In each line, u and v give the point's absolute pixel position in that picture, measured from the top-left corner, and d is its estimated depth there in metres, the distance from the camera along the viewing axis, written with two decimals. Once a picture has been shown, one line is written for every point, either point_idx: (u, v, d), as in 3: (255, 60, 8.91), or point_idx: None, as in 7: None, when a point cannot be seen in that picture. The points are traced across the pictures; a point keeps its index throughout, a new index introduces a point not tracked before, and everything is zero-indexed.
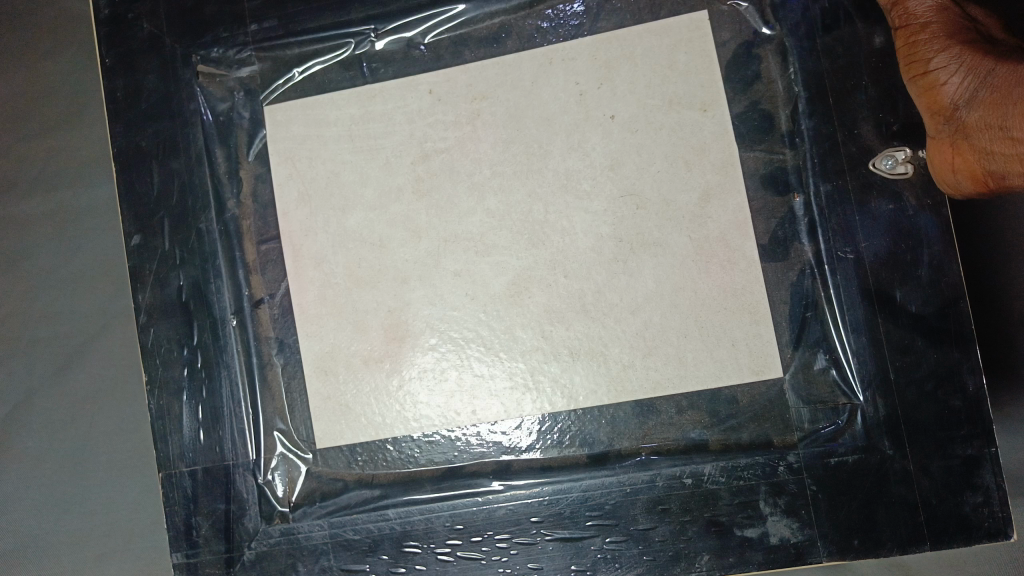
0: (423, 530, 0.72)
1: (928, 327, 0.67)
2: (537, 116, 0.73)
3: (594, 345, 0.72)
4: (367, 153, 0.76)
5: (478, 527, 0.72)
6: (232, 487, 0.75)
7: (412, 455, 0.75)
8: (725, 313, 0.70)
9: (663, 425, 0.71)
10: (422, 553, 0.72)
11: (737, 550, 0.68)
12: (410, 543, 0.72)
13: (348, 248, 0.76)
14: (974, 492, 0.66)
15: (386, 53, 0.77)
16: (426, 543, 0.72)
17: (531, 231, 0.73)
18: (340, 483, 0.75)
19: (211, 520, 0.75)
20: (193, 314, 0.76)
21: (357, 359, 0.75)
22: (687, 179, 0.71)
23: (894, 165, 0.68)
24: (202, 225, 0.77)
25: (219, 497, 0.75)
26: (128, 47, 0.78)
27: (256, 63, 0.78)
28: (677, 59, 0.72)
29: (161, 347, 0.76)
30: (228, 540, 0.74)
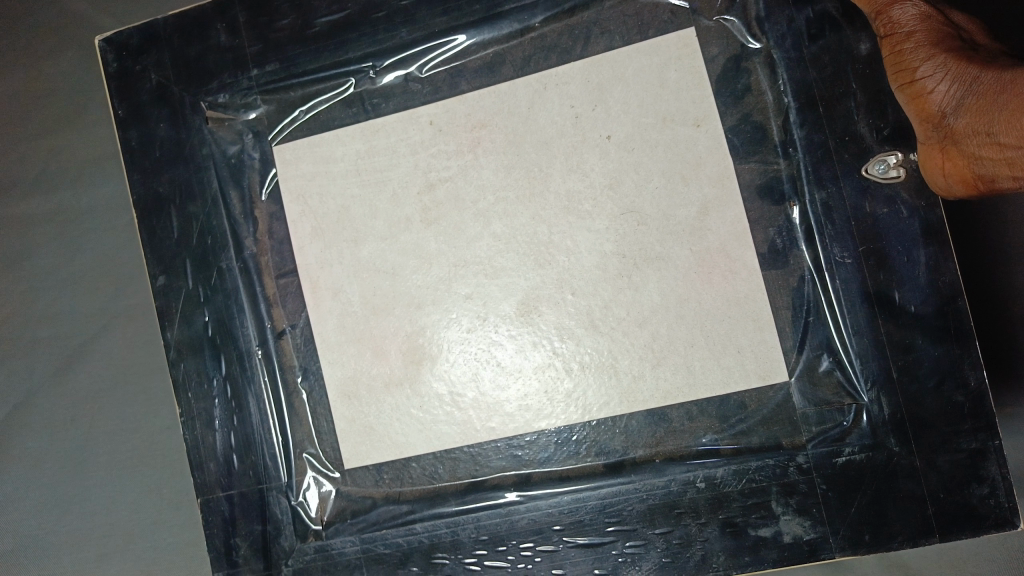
0: (451, 542, 0.76)
1: (928, 325, 0.69)
2: (535, 141, 0.76)
3: (604, 359, 0.75)
4: (375, 186, 0.79)
5: (502, 537, 0.75)
6: (268, 509, 0.80)
7: (436, 472, 0.78)
8: (730, 321, 0.72)
9: (674, 432, 0.74)
10: (451, 564, 0.76)
11: (752, 549, 0.71)
12: (439, 554, 0.76)
13: (363, 278, 0.79)
14: (981, 483, 0.68)
15: (386, 88, 0.79)
16: (454, 554, 0.76)
17: (537, 252, 0.76)
18: (368, 501, 0.79)
19: (250, 541, 0.79)
20: (220, 349, 0.80)
21: (379, 383, 0.78)
22: (685, 194, 0.73)
23: (887, 169, 0.69)
24: (223, 264, 0.80)
25: (256, 520, 0.79)
26: (138, 99, 0.81)
27: (261, 105, 0.81)
28: (668, 77, 0.74)
29: (191, 381, 0.80)
30: (267, 559, 0.79)
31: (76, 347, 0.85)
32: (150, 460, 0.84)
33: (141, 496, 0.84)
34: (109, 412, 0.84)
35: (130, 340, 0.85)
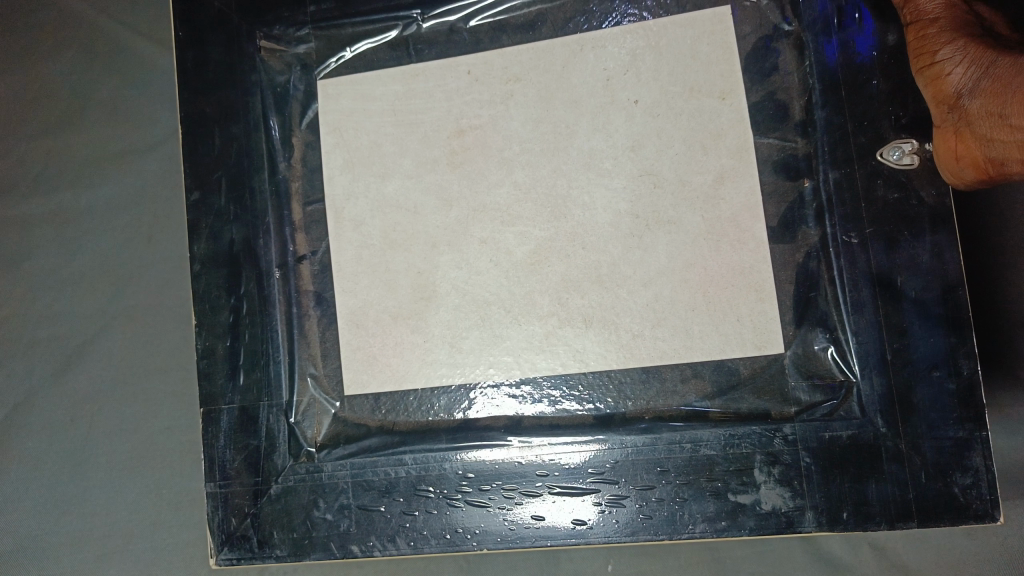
0: (436, 476, 0.77)
1: (926, 311, 0.69)
2: (565, 99, 0.79)
3: (606, 314, 0.77)
4: (407, 126, 0.82)
5: (488, 477, 0.76)
6: (266, 426, 0.82)
7: (432, 407, 0.81)
8: (733, 289, 0.74)
9: (665, 392, 0.76)
10: (434, 497, 0.77)
11: (731, 515, 0.71)
12: (423, 486, 0.77)
13: (385, 213, 0.82)
14: (964, 474, 0.68)
15: (430, 36, 0.83)
16: (438, 488, 0.77)
17: (553, 204, 0.78)
18: (363, 428, 0.82)
19: (243, 455, 0.81)
20: (242, 266, 0.83)
21: (387, 314, 0.81)
22: (703, 162, 0.75)
23: (901, 156, 0.70)
24: (255, 186, 0.84)
25: (252, 435, 0.82)
26: (198, 21, 0.84)
27: (312, 40, 0.85)
28: (699, 50, 0.76)
29: (210, 294, 0.83)
30: (258, 473, 0.81)
31: (76, 346, 0.93)
32: (147, 456, 0.90)
33: (141, 495, 0.90)
34: (107, 409, 0.91)
35: (130, 338, 0.93)
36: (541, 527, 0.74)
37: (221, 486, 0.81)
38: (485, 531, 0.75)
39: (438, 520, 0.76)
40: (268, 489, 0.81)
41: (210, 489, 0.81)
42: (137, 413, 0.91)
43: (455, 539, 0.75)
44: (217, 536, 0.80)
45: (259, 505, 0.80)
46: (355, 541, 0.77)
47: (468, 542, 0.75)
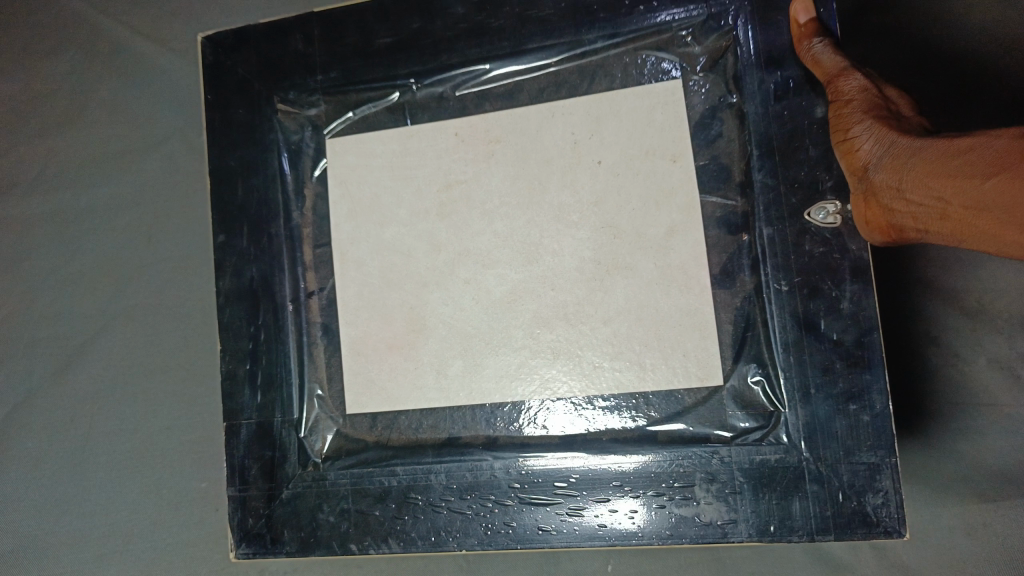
0: (424, 486, 0.89)
1: (845, 352, 0.80)
2: (539, 158, 0.90)
3: (571, 348, 0.88)
4: (402, 180, 0.94)
5: (466, 487, 0.88)
6: (279, 440, 0.95)
7: (420, 425, 0.93)
8: (680, 328, 0.85)
9: (620, 416, 0.88)
10: (422, 504, 0.89)
11: (674, 525, 0.82)
12: (413, 495, 0.89)
13: (383, 255, 0.94)
14: (876, 494, 0.78)
15: (424, 101, 0.96)
16: (425, 497, 0.89)
17: (527, 250, 0.89)
18: (362, 443, 0.95)
19: (261, 464, 0.94)
20: (260, 300, 0.96)
21: (383, 344, 0.93)
22: (656, 217, 0.86)
23: (826, 216, 0.80)
24: (272, 231, 0.97)
25: (267, 447, 0.95)
26: (225, 86, 0.98)
27: (322, 104, 0.98)
28: (654, 117, 0.87)
29: (233, 323, 0.96)
30: (271, 480, 0.94)
31: (77, 350, 1.09)
32: (145, 458, 1.06)
33: (141, 495, 1.06)
34: (108, 412, 1.08)
35: (129, 346, 1.09)
36: (509, 532, 0.86)
37: (241, 490, 0.94)
38: (462, 534, 0.87)
39: (423, 524, 0.88)
40: (280, 494, 0.93)
41: (234, 493, 0.94)
42: (135, 418, 1.07)
43: (437, 540, 0.88)
44: (239, 532, 0.93)
45: (271, 508, 0.93)
46: (355, 539, 0.90)
47: (449, 543, 0.87)
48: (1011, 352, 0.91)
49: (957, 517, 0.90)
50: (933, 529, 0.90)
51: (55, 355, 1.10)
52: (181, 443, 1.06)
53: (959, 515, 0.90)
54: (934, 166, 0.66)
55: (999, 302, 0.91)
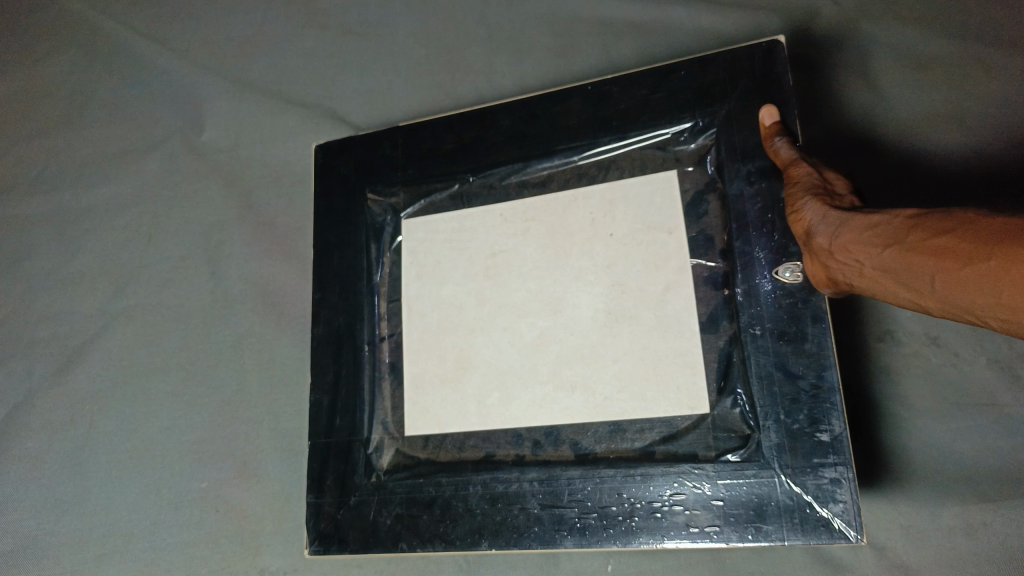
0: (462, 495, 1.08)
1: (807, 383, 0.94)
2: (564, 231, 1.14)
3: (586, 382, 1.08)
4: (458, 250, 1.19)
5: (498, 495, 1.07)
6: (350, 455, 1.17)
7: (463, 446, 1.13)
8: (674, 364, 1.04)
9: (625, 438, 1.06)
10: (462, 510, 1.08)
11: (666, 528, 0.97)
12: (454, 502, 1.08)
13: (440, 308, 1.18)
14: (835, 503, 0.90)
15: (478, 190, 1.22)
16: (464, 504, 1.08)
17: (554, 305, 1.11)
18: (417, 458, 1.16)
19: (334, 476, 1.16)
20: (342, 342, 1.21)
21: (437, 378, 1.16)
22: (656, 276, 1.07)
23: (791, 274, 0.97)
24: (355, 288, 1.22)
25: (339, 461, 1.17)
26: (329, 182, 1.27)
27: (398, 192, 1.25)
28: (656, 201, 1.10)
29: (321, 361, 1.21)
30: (342, 488, 1.15)
31: (77, 356, 1.45)
32: (139, 453, 1.36)
33: (145, 494, 1.34)
34: (111, 414, 1.40)
35: (129, 355, 1.43)
36: (533, 533, 1.03)
37: (318, 497, 1.16)
38: (494, 534, 1.05)
39: (461, 526, 1.07)
40: (348, 500, 1.14)
41: (309, 501, 1.16)
42: (133, 419, 1.39)
43: (473, 540, 1.05)
44: (313, 533, 1.15)
45: (341, 510, 1.14)
46: (404, 539, 1.09)
47: (482, 542, 1.05)
48: (1011, 353, 1.03)
49: (955, 514, 1.01)
50: (933, 526, 1.02)
51: (56, 359, 1.46)
52: (179, 446, 1.35)
53: (956, 515, 1.01)
54: (854, 234, 0.81)
55: None
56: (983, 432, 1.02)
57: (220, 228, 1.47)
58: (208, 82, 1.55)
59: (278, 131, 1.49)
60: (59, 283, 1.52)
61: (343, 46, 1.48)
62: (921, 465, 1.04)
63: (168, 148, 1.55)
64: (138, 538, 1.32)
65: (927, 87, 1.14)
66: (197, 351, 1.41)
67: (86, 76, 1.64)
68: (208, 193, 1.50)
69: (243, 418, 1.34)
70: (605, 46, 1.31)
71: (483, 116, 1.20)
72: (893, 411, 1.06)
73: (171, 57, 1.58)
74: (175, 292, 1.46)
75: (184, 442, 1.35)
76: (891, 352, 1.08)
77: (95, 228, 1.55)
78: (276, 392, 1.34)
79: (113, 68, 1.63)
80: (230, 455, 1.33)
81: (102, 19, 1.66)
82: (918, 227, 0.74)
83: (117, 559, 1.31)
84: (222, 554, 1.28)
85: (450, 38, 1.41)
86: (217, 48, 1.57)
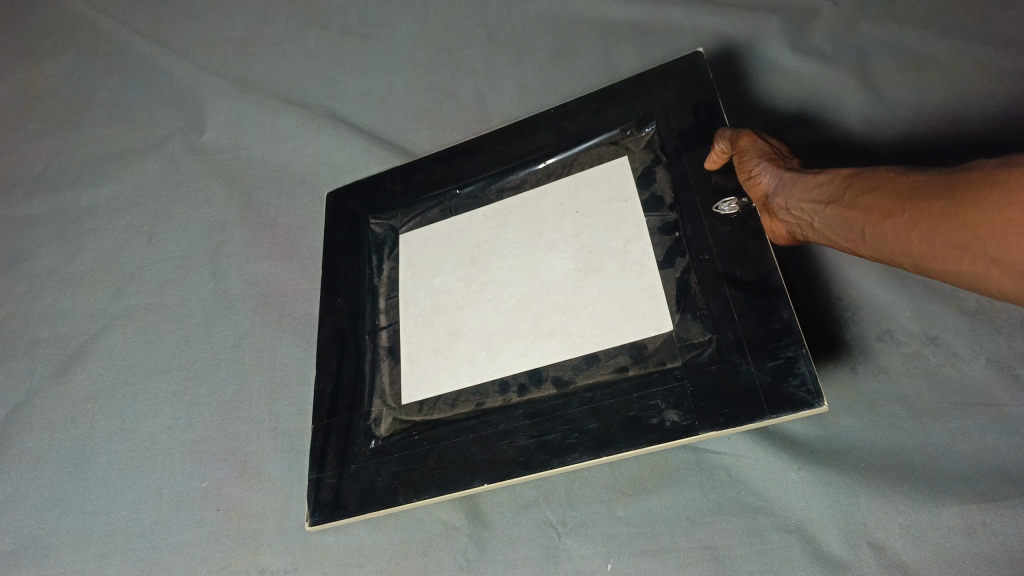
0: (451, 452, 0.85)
1: (750, 271, 0.77)
2: (536, 220, 0.99)
3: (561, 325, 0.89)
4: (447, 248, 1.04)
5: (490, 428, 0.85)
6: (353, 425, 0.95)
7: (454, 400, 0.92)
8: (639, 292, 0.87)
9: (603, 365, 0.85)
10: None
11: (640, 429, 0.76)
12: None
13: (435, 295, 1.01)
14: (796, 379, 0.70)
15: (471, 202, 1.07)
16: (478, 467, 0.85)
17: (525, 268, 0.96)
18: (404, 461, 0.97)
19: (336, 448, 0.93)
20: (337, 353, 1.01)
21: (428, 352, 0.97)
22: (616, 236, 0.91)
23: (727, 208, 0.82)
24: (368, 237, 1.11)
25: (342, 434, 0.94)
26: (336, 226, 1.12)
27: (404, 224, 1.10)
28: (612, 183, 0.96)
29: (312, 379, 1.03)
30: (321, 466, 0.92)
31: (79, 351, 1.26)
32: (145, 454, 1.13)
33: (140, 493, 1.10)
34: (107, 412, 1.19)
35: (130, 337, 1.27)
36: (521, 463, 0.80)
37: (320, 477, 0.91)
38: (488, 466, 0.81)
39: (454, 463, 0.83)
40: (348, 471, 0.90)
41: (311, 478, 0.91)
42: (137, 410, 1.18)
43: (467, 479, 0.81)
44: (311, 501, 0.89)
45: (342, 483, 0.89)
46: (402, 491, 0.85)
47: (478, 478, 0.81)
48: (1010, 352, 0.87)
49: (955, 515, 0.80)
50: (931, 526, 0.80)
51: (59, 357, 1.27)
52: (178, 446, 1.13)
53: (957, 514, 0.80)
54: (804, 189, 0.80)
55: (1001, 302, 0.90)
56: (982, 432, 0.84)
57: (220, 227, 1.35)
58: (214, 80, 1.53)
59: (278, 130, 1.43)
60: (62, 283, 1.36)
61: (344, 45, 1.50)
62: (915, 461, 0.84)
63: (164, 151, 1.48)
64: (138, 538, 1.06)
65: (928, 85, 1.07)
66: (199, 351, 1.22)
67: (85, 77, 1.62)
68: (209, 192, 1.40)
69: (240, 420, 1.13)
70: (605, 46, 1.29)
71: (468, 143, 1.09)
72: (889, 409, 0.87)
73: (175, 58, 1.58)
74: (177, 292, 1.30)
75: (184, 441, 1.13)
76: (888, 352, 0.91)
77: (89, 229, 1.42)
78: (274, 389, 1.14)
79: (115, 70, 1.61)
80: (226, 455, 1.10)
81: (109, 22, 1.68)
82: (858, 185, 0.74)
83: (117, 560, 1.05)
84: (221, 554, 1.02)
85: (450, 37, 1.43)
86: (217, 48, 1.58)
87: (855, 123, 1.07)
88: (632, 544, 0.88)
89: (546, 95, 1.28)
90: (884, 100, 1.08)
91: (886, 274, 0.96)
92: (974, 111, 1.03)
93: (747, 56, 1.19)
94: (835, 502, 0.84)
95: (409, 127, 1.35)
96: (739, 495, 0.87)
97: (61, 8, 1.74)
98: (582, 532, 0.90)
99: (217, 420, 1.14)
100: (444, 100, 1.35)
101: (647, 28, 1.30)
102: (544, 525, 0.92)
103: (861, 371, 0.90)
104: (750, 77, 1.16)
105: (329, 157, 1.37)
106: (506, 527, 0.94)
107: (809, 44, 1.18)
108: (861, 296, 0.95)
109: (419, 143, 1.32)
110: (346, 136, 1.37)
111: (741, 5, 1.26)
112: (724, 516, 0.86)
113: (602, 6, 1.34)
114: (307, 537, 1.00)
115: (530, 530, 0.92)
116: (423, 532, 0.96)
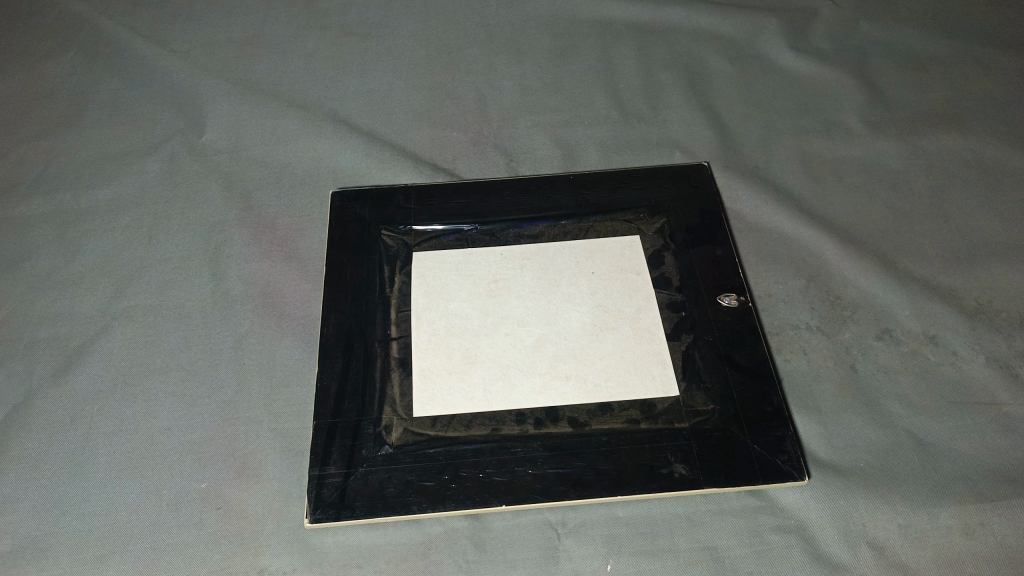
0: None
1: (742, 339, 0.78)
2: (554, 267, 0.84)
3: (580, 364, 0.77)
4: (463, 275, 0.84)
5: (510, 448, 0.72)
6: (359, 430, 0.73)
7: (469, 422, 0.74)
8: (650, 352, 0.78)
9: (616, 415, 0.74)
10: None
11: (653, 475, 0.70)
12: None
13: (451, 310, 0.81)
14: (783, 453, 0.71)
15: (488, 237, 0.86)
16: None
17: (540, 310, 0.81)
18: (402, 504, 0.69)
19: (333, 447, 0.72)
20: (344, 355, 0.77)
21: (448, 375, 0.77)
22: (625, 300, 0.81)
23: (728, 301, 0.80)
24: (381, 240, 0.86)
25: (347, 436, 0.72)
26: (343, 229, 0.87)
27: (414, 240, 0.86)
28: (625, 257, 0.84)
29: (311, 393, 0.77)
30: (324, 462, 0.71)
31: (75, 348, 0.82)
32: (145, 459, 0.74)
33: (143, 494, 0.72)
34: (108, 409, 0.77)
35: (130, 338, 0.82)
36: (538, 489, 0.69)
37: (322, 476, 0.70)
38: (506, 488, 0.69)
39: (470, 478, 0.70)
40: (353, 481, 0.70)
41: (311, 474, 0.70)
42: (138, 412, 0.77)
43: (483, 496, 0.69)
44: (312, 498, 0.69)
45: (348, 494, 0.69)
46: (417, 500, 0.69)
47: (494, 498, 0.69)
48: (1010, 351, 0.78)
49: (954, 514, 0.68)
50: (929, 526, 0.68)
51: (57, 357, 0.81)
52: (181, 446, 0.74)
53: (956, 513, 0.68)
54: None
55: (998, 302, 0.81)
56: (982, 432, 0.73)
57: (215, 228, 0.91)
58: (209, 80, 1.06)
59: (275, 134, 1.00)
60: (62, 279, 0.87)
61: (343, 46, 1.10)
62: (914, 461, 0.71)
63: (162, 151, 0.99)
64: (139, 536, 0.69)
65: (928, 84, 1.01)
66: (204, 351, 0.81)
67: (83, 75, 1.08)
68: (206, 192, 0.94)
69: (240, 419, 0.76)
70: (605, 45, 1.09)
71: (486, 185, 0.90)
72: (888, 408, 0.75)
73: (168, 55, 1.09)
74: (176, 294, 0.85)
75: (191, 441, 0.75)
76: (886, 352, 0.79)
77: (88, 229, 0.92)
78: (276, 390, 0.78)
79: (108, 69, 1.09)
80: (227, 453, 0.74)
81: (105, 20, 1.14)
82: None
83: (114, 561, 0.68)
84: (218, 555, 0.68)
85: (452, 37, 1.11)
86: (210, 49, 1.11)
87: (855, 124, 0.98)
88: (632, 544, 0.68)
89: (548, 96, 1.03)
90: (884, 100, 1.00)
91: (884, 271, 0.84)
92: (973, 112, 0.98)
93: (747, 58, 1.07)
94: (827, 500, 0.70)
95: (407, 127, 1.01)
96: (739, 494, 0.70)
97: (63, 11, 1.17)
98: (584, 533, 0.68)
99: (219, 416, 0.76)
100: (444, 101, 1.03)
101: (647, 30, 1.11)
102: (542, 525, 0.69)
103: (859, 370, 0.77)
104: (750, 79, 1.04)
105: (332, 163, 0.96)
106: (507, 526, 0.69)
107: (808, 44, 1.07)
108: (861, 295, 0.83)
109: (422, 145, 0.98)
110: (346, 138, 0.98)
111: (735, 5, 1.12)
112: (726, 514, 0.69)
113: (600, 4, 1.13)
114: (306, 537, 0.69)
115: (527, 529, 0.69)
116: (418, 533, 0.69)
